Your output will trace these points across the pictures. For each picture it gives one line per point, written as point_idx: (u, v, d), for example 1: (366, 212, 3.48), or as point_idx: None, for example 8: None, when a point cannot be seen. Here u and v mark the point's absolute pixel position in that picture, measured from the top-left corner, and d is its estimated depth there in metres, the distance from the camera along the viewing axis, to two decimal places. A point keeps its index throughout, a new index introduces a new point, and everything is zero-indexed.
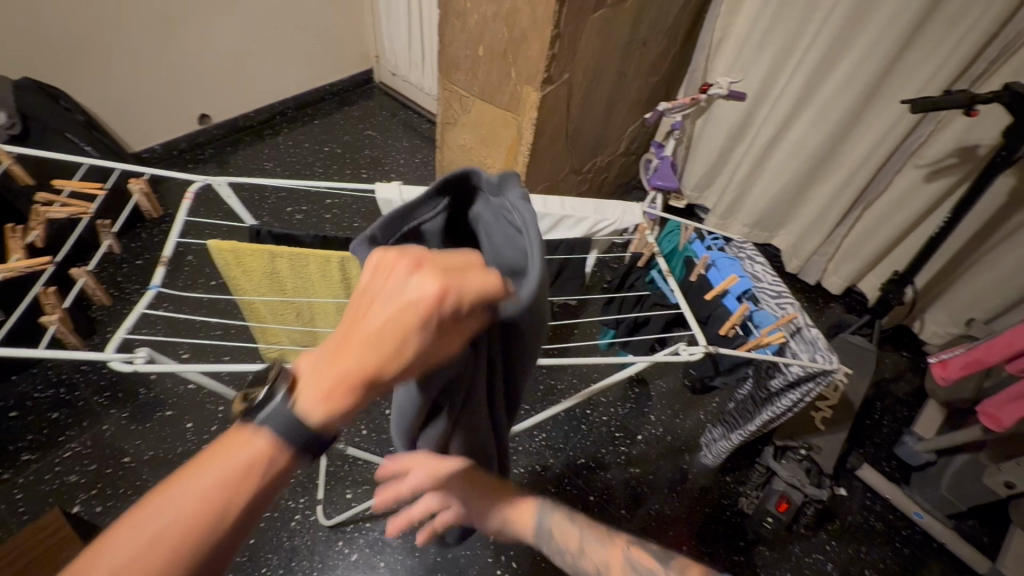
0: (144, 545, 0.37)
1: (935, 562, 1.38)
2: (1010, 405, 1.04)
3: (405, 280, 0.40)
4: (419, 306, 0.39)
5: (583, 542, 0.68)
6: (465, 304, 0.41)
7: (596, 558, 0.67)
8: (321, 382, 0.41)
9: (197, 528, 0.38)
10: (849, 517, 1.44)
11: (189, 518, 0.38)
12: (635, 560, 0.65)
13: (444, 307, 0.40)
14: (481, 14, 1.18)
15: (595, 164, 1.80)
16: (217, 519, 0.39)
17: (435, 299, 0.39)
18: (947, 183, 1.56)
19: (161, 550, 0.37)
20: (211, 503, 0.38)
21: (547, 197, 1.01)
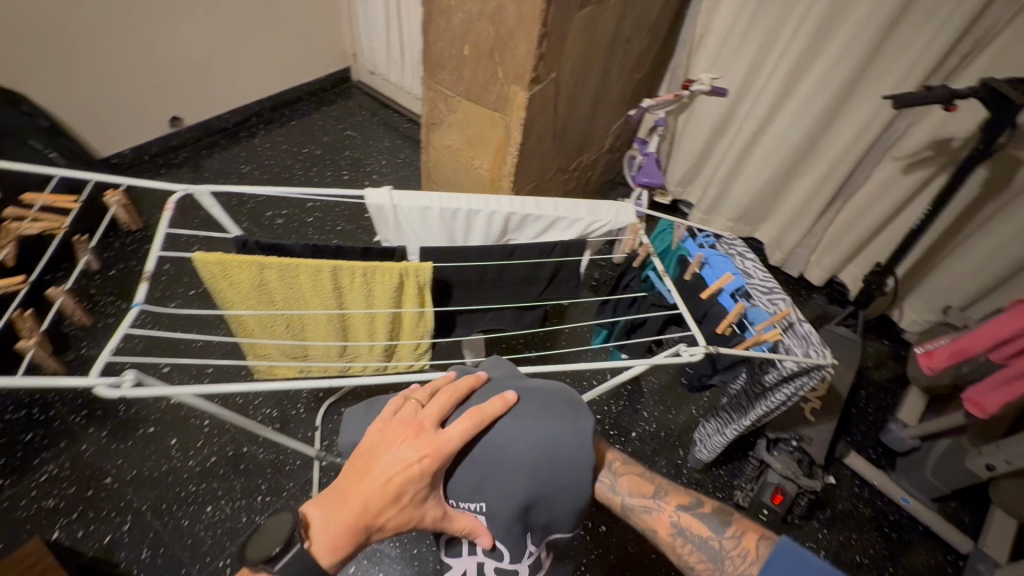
0: (402, 457, 0.59)
1: (921, 545, 1.43)
2: (994, 392, 1.07)
3: (389, 483, 0.58)
4: (398, 499, 0.57)
5: (626, 505, 0.71)
6: (387, 525, 0.58)
7: (644, 522, 0.70)
8: (367, 499, 0.58)
9: (408, 477, 0.58)
10: (839, 506, 1.47)
11: (400, 473, 0.58)
12: (683, 526, 0.68)
13: (381, 515, 0.57)
14: (467, 12, 1.15)
15: (582, 162, 1.80)
16: (412, 481, 0.58)
17: (394, 505, 0.57)
18: (924, 175, 1.60)
19: (413, 466, 0.58)
20: (403, 471, 0.58)
21: (541, 200, 1.02)
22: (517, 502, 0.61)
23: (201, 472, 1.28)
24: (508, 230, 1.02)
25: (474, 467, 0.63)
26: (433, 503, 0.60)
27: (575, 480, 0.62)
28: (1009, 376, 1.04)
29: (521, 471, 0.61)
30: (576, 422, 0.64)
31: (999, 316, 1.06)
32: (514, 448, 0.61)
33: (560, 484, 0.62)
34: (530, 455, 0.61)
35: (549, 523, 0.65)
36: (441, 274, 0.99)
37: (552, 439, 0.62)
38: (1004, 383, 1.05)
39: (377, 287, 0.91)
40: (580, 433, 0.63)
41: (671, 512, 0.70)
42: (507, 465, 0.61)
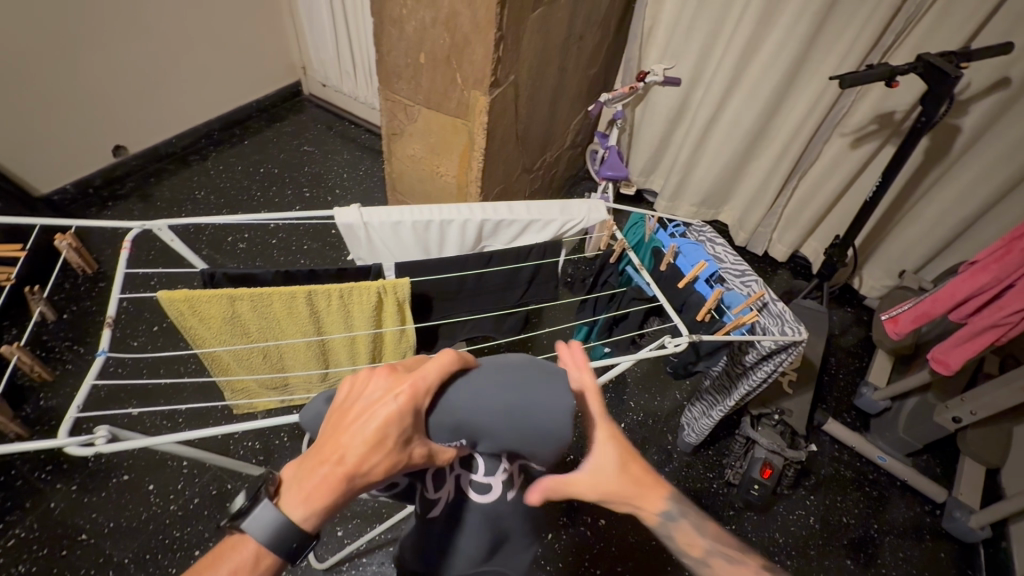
0: (376, 397, 0.48)
1: (900, 499, 1.50)
2: (956, 350, 1.13)
3: (363, 427, 0.47)
4: (380, 446, 0.47)
5: (711, 552, 0.62)
6: (370, 478, 0.48)
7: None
8: (343, 454, 0.47)
9: (386, 421, 0.47)
10: (823, 471, 1.53)
11: (375, 416, 0.47)
12: None
13: (361, 467, 0.47)
14: (420, 20, 1.14)
15: (545, 160, 1.81)
16: (393, 424, 0.47)
17: (375, 454, 0.47)
18: (871, 148, 1.67)
19: (389, 407, 0.48)
20: (380, 413, 0.47)
21: (513, 203, 1.01)
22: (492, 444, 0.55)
23: (184, 515, 1.22)
24: (482, 237, 1.02)
25: (444, 424, 0.53)
26: (417, 441, 0.50)
27: (552, 432, 0.54)
28: (968, 334, 1.10)
29: (489, 430, 0.54)
30: (556, 388, 0.54)
31: (956, 278, 1.12)
32: (484, 407, 0.53)
33: (538, 439, 0.54)
34: (501, 413, 0.53)
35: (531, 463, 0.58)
36: (419, 289, 0.97)
37: (537, 397, 0.53)
38: (964, 341, 1.11)
39: (355, 308, 0.89)
40: (560, 398, 0.54)
41: (758, 571, 0.60)
42: (475, 425, 0.53)
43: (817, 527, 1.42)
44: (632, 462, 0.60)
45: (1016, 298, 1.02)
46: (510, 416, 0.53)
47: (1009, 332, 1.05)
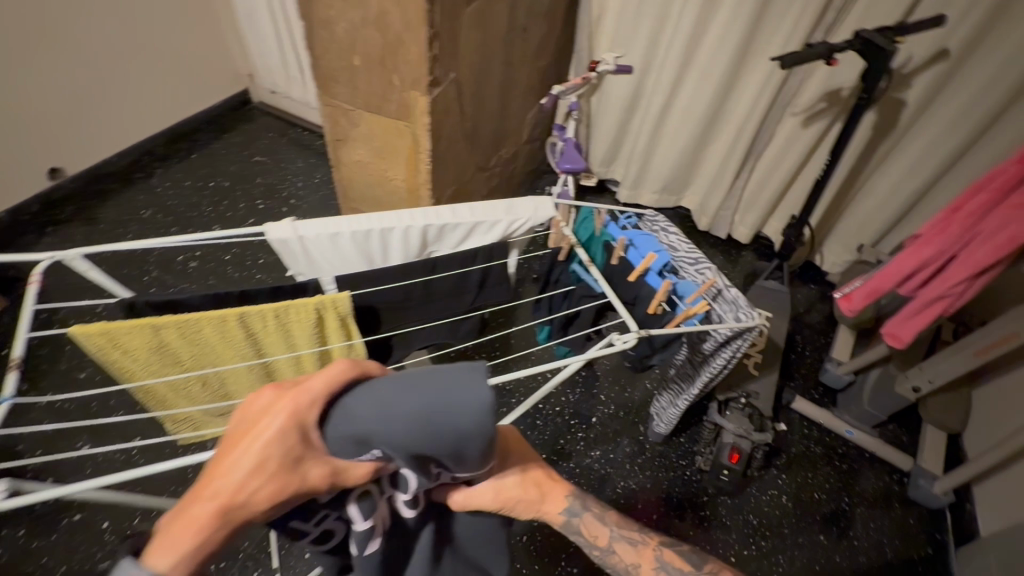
0: (257, 418, 0.48)
1: (869, 471, 1.52)
2: (907, 324, 1.14)
3: (246, 447, 0.46)
4: (266, 464, 0.46)
5: (613, 540, 0.74)
6: (257, 502, 0.45)
7: (626, 556, 0.73)
8: (224, 481, 0.44)
9: (270, 437, 0.46)
10: (793, 449, 1.54)
11: (257, 435, 0.46)
12: (666, 562, 0.72)
13: (245, 491, 0.45)
14: (349, 21, 1.10)
15: (501, 157, 1.78)
16: (278, 440, 0.47)
17: (260, 474, 0.45)
18: (821, 126, 1.68)
19: (273, 423, 0.47)
20: (263, 431, 0.47)
21: (456, 206, 0.98)
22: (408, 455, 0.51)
23: None
24: (428, 243, 0.99)
25: (345, 436, 0.51)
26: (309, 464, 0.49)
27: (469, 427, 0.50)
28: (918, 307, 1.12)
29: (398, 439, 0.50)
30: (468, 382, 0.50)
31: (902, 252, 1.13)
32: (391, 413, 0.49)
33: (458, 437, 0.51)
34: (410, 417, 0.49)
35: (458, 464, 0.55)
36: (364, 301, 0.94)
37: (447, 394, 0.49)
38: (915, 314, 1.13)
39: (294, 327, 0.85)
40: (472, 386, 0.50)
41: (655, 547, 0.74)
42: (382, 436, 0.50)
43: (790, 506, 1.43)
44: (528, 472, 0.71)
45: (958, 270, 1.03)
46: (419, 419, 0.49)
47: (955, 303, 1.07)
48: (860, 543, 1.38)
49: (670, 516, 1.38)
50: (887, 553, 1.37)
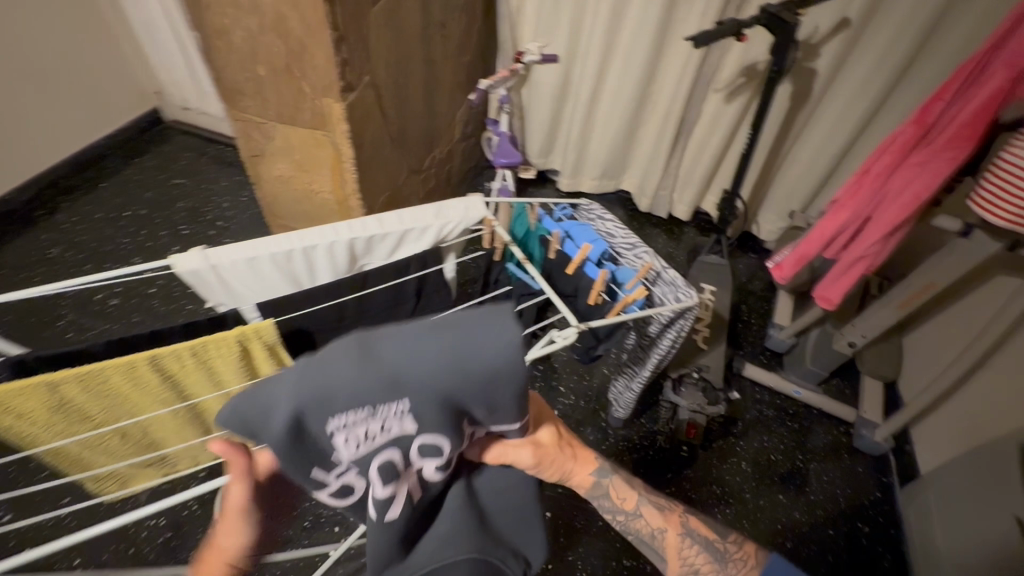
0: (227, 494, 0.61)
1: (819, 426, 1.59)
2: (835, 285, 1.19)
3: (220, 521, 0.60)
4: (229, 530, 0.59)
5: (640, 504, 0.76)
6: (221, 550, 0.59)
7: (654, 522, 0.75)
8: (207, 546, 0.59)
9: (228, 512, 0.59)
10: (747, 415, 1.60)
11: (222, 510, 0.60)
12: (692, 528, 0.76)
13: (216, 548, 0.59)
14: (248, 30, 1.03)
15: (435, 158, 1.73)
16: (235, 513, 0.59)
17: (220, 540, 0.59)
18: (742, 100, 1.73)
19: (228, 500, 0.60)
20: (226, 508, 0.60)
21: (383, 215, 0.94)
22: (444, 402, 0.50)
23: None
24: (358, 256, 0.94)
25: (374, 387, 0.47)
26: (232, 509, 0.57)
27: (505, 370, 0.50)
28: (842, 269, 1.17)
29: (432, 380, 0.49)
30: (502, 324, 0.50)
31: (823, 218, 1.17)
32: (428, 356, 0.48)
33: (496, 380, 0.50)
34: (449, 360, 0.48)
35: (489, 417, 0.54)
36: (293, 325, 0.89)
37: (483, 335, 0.49)
38: (840, 276, 1.18)
39: (218, 364, 0.79)
40: (510, 332, 0.49)
41: (681, 515, 0.77)
42: (415, 380, 0.48)
43: (750, 471, 1.48)
44: (558, 437, 0.70)
45: (874, 231, 1.09)
46: (457, 359, 0.48)
47: (875, 261, 1.12)
48: (815, 496, 1.45)
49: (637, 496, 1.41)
50: (841, 501, 1.45)
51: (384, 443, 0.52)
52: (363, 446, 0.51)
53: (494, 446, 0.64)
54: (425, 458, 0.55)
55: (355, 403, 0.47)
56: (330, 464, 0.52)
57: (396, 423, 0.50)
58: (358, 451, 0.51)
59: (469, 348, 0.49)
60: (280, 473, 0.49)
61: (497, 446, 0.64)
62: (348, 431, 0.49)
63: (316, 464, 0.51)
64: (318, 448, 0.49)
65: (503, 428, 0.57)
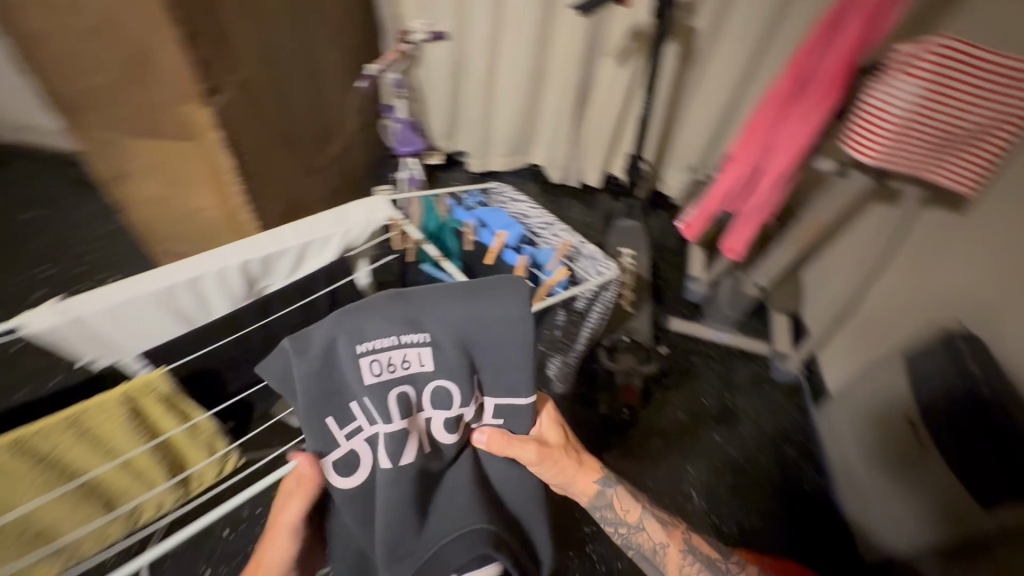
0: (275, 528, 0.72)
1: (742, 365, 1.72)
2: (738, 236, 1.26)
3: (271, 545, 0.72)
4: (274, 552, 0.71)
5: (642, 517, 0.81)
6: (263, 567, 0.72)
7: (655, 535, 0.80)
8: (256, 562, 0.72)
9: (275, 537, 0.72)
10: (678, 366, 1.69)
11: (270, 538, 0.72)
12: (694, 545, 0.81)
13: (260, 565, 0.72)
14: (75, 32, 0.88)
15: (332, 154, 1.62)
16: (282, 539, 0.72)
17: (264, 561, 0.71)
18: (634, 64, 1.77)
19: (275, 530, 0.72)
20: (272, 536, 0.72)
21: (277, 230, 0.85)
22: (454, 345, 0.67)
23: None
24: (256, 280, 0.85)
25: (401, 318, 0.65)
26: (284, 526, 0.71)
27: (507, 324, 0.67)
28: (743, 220, 1.24)
29: (445, 320, 0.66)
30: (500, 289, 0.69)
31: (721, 175, 1.23)
32: (444, 300, 0.66)
33: (497, 327, 0.67)
34: (460, 306, 0.66)
35: (489, 375, 0.70)
36: (190, 367, 0.81)
37: (486, 293, 0.67)
38: (742, 227, 1.25)
39: (107, 429, 0.68)
40: (509, 293, 0.68)
41: (683, 532, 0.82)
42: (431, 319, 0.66)
43: (686, 418, 1.57)
44: (564, 444, 0.80)
45: (768, 186, 1.16)
46: (466, 303, 0.67)
47: (771, 209, 1.19)
48: (746, 431, 1.56)
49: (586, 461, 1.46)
50: (769, 431, 1.57)
51: (401, 379, 0.66)
52: (386, 376, 0.65)
53: (503, 443, 0.71)
54: (437, 404, 0.68)
55: (381, 326, 0.64)
56: (356, 395, 0.65)
57: (415, 355, 0.66)
58: (380, 380, 0.64)
59: (478, 297, 0.67)
60: (314, 389, 0.63)
61: (507, 441, 0.71)
62: (374, 355, 0.64)
63: (342, 391, 0.65)
64: (349, 372, 0.64)
65: (506, 392, 0.71)
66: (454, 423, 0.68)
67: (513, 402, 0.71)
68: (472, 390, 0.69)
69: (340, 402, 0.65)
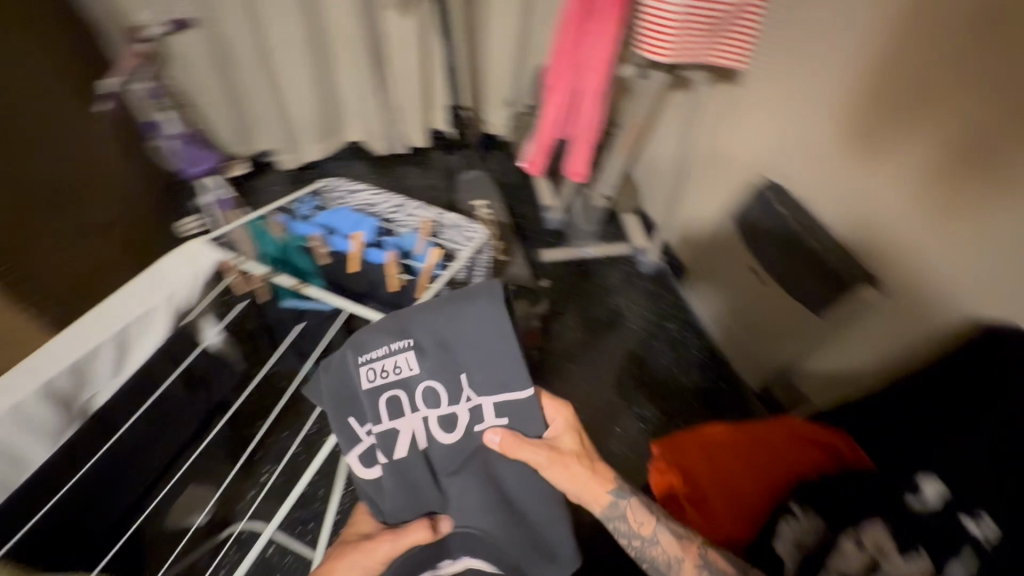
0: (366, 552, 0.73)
1: (615, 269, 1.86)
2: (579, 158, 1.30)
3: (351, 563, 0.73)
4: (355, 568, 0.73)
5: (657, 529, 0.77)
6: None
7: (670, 550, 0.75)
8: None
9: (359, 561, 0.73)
10: (562, 292, 1.78)
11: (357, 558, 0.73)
12: (710, 561, 0.74)
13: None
14: None
15: (102, 200, 1.31)
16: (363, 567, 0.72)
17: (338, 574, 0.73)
18: (417, 8, 1.68)
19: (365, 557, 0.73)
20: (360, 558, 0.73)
21: (75, 330, 0.67)
22: (439, 352, 0.75)
23: None
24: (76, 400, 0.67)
25: (389, 330, 0.75)
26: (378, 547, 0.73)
27: (487, 327, 0.74)
28: (578, 141, 1.27)
29: (428, 326, 0.74)
30: (475, 296, 0.75)
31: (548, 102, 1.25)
32: (425, 312, 0.75)
33: (474, 325, 0.74)
34: (443, 315, 0.74)
35: (480, 377, 0.75)
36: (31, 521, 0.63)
37: (461, 303, 0.75)
38: (580, 149, 1.28)
39: None
40: (482, 297, 0.74)
41: (699, 547, 0.76)
42: (418, 327, 0.75)
43: (585, 335, 1.68)
44: (582, 453, 0.80)
45: (591, 104, 1.20)
46: (441, 309, 0.74)
47: (597, 125, 1.24)
48: (637, 325, 1.72)
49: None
50: (654, 317, 1.75)
51: (397, 381, 0.75)
52: (384, 378, 0.74)
53: (517, 449, 0.74)
54: (435, 403, 0.75)
55: (373, 338, 0.75)
56: (363, 401, 0.75)
57: (404, 360, 0.74)
58: (381, 382, 0.74)
59: (454, 304, 0.75)
60: (332, 400, 0.75)
61: (516, 445, 0.74)
62: (373, 360, 0.75)
63: (355, 400, 0.75)
64: (354, 377, 0.74)
65: (495, 386, 0.75)
66: (454, 421, 0.75)
67: (508, 397, 0.76)
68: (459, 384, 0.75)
69: (355, 407, 0.75)
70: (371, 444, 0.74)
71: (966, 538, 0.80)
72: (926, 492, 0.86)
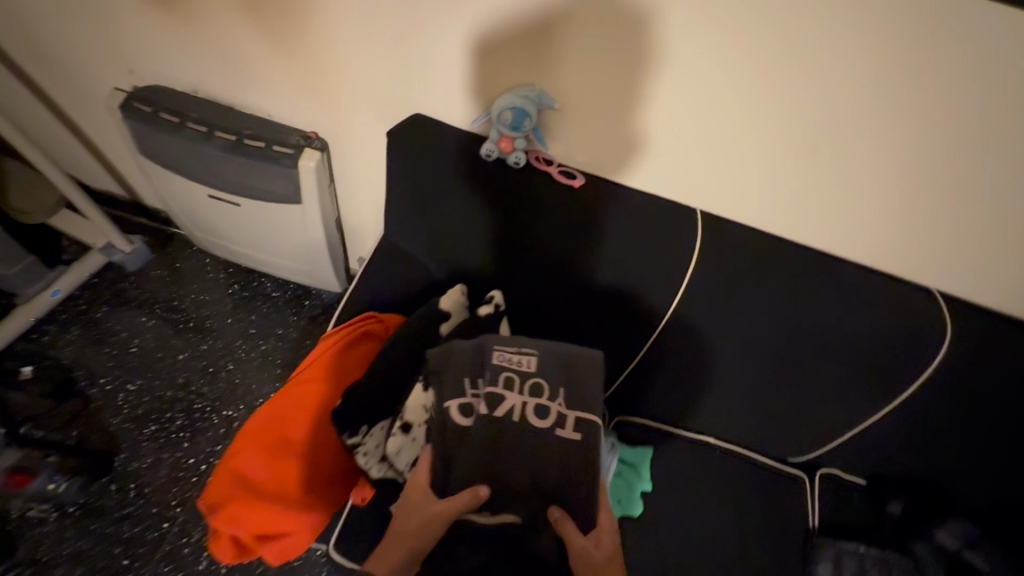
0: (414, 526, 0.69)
1: (118, 282, 1.45)
2: None
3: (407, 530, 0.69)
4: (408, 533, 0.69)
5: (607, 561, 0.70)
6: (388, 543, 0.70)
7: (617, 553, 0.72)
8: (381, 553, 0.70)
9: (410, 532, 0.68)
10: (69, 362, 1.34)
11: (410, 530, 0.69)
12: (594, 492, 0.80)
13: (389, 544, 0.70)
14: None
15: None
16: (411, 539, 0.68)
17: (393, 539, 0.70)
18: None
19: (415, 529, 0.68)
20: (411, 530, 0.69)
21: None
22: (562, 374, 0.74)
23: None
24: None
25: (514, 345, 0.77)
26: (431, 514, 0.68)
27: (590, 369, 0.75)
28: None
29: (555, 353, 0.76)
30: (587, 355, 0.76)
31: None
32: (553, 347, 0.77)
33: (581, 371, 0.74)
34: (559, 354, 0.76)
35: (583, 405, 0.72)
36: None
37: (578, 354, 0.76)
38: None
39: None
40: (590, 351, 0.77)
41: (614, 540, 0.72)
42: (547, 349, 0.76)
43: (136, 384, 1.33)
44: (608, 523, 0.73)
45: None
46: (561, 349, 0.76)
47: None
48: (198, 320, 1.43)
49: (115, 552, 1.14)
50: (205, 295, 1.47)
51: (523, 375, 0.73)
52: (510, 366, 0.74)
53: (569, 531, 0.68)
54: (546, 410, 0.71)
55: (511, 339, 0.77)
56: (472, 376, 0.74)
57: (527, 363, 0.74)
58: (507, 368, 0.74)
59: (570, 353, 0.76)
60: (449, 368, 0.75)
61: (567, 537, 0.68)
62: (506, 356, 0.75)
63: (474, 371, 0.74)
64: (483, 353, 0.75)
65: (585, 406, 0.72)
66: (553, 439, 0.70)
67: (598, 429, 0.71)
68: (548, 393, 0.72)
69: (470, 373, 0.74)
70: (461, 408, 0.72)
71: (492, 320, 0.89)
72: (449, 306, 0.90)
